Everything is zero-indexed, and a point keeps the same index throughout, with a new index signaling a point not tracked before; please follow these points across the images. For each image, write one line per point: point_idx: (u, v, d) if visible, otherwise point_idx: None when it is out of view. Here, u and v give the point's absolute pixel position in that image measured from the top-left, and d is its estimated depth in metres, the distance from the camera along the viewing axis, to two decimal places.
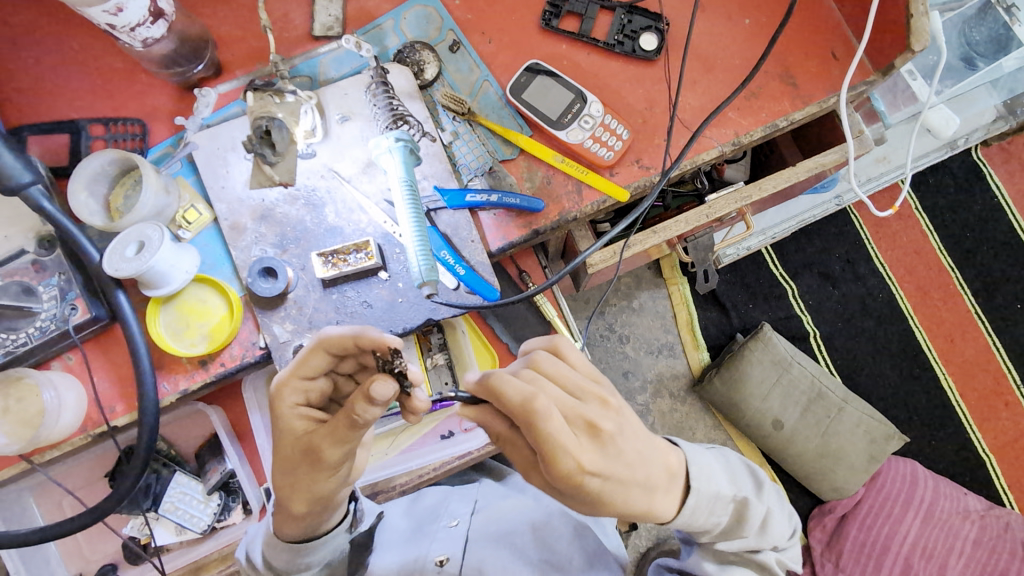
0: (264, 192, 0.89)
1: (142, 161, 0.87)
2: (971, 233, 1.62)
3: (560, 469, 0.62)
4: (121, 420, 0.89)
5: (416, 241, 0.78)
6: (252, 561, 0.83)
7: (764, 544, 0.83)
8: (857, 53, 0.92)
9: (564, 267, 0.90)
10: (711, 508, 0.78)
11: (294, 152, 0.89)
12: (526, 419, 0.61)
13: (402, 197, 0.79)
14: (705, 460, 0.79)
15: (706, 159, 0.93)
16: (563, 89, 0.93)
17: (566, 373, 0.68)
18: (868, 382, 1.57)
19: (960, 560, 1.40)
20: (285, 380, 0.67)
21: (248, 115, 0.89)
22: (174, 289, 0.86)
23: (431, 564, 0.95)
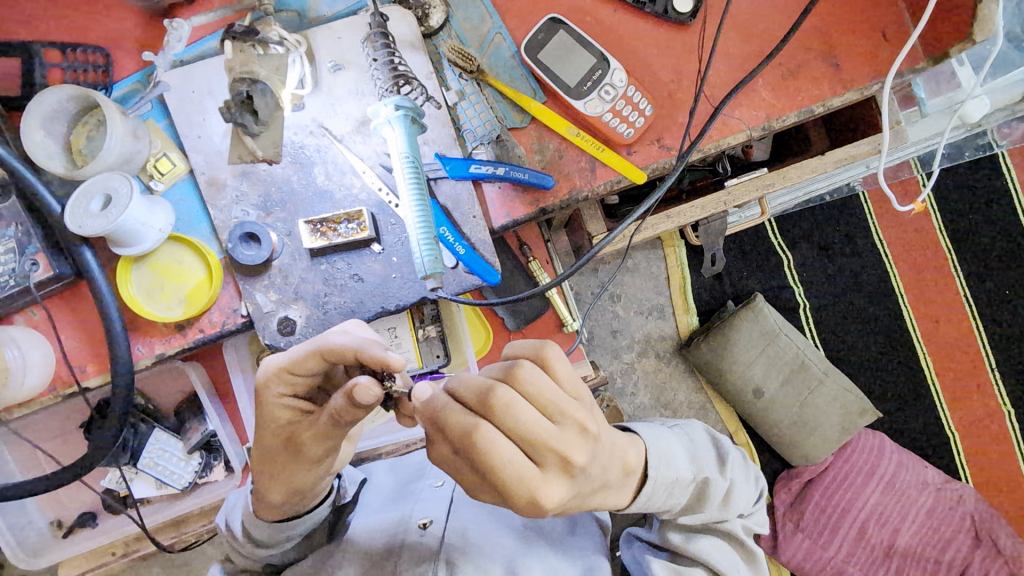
0: (241, 163, 0.80)
1: (105, 100, 0.77)
2: (976, 215, 1.52)
3: (513, 501, 0.56)
4: (93, 382, 0.83)
5: (416, 221, 0.71)
6: (234, 532, 0.81)
7: (727, 514, 0.80)
8: (912, 36, 0.83)
9: (580, 259, 0.83)
10: (669, 492, 0.72)
11: (278, 120, 0.80)
12: (470, 452, 0.55)
13: (404, 173, 0.72)
14: (663, 443, 0.73)
15: (731, 142, 0.86)
16: (583, 50, 0.83)
17: (550, 395, 0.57)
18: (851, 356, 1.55)
19: (911, 527, 1.45)
20: (273, 371, 0.65)
21: (227, 70, 0.80)
22: (147, 248, 0.79)
23: (414, 526, 0.85)
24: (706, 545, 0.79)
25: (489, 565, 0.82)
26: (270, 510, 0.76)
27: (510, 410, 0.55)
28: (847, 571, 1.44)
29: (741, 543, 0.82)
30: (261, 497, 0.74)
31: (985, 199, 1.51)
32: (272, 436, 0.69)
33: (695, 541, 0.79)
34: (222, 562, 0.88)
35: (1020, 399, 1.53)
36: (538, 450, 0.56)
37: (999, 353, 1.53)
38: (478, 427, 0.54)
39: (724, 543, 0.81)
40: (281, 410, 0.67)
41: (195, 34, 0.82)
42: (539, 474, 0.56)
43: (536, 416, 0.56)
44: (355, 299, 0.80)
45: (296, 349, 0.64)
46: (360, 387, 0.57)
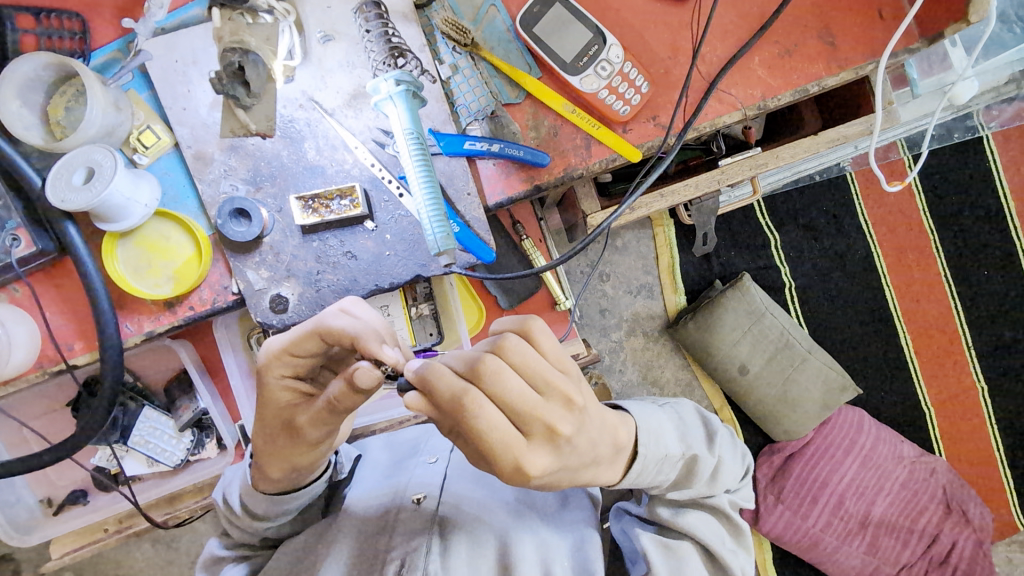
0: (232, 137, 0.78)
1: (84, 69, 0.75)
2: (958, 196, 1.54)
3: (499, 468, 0.56)
4: (80, 360, 0.82)
5: (426, 197, 0.72)
6: (230, 505, 0.82)
7: (714, 489, 0.82)
8: (908, 15, 0.83)
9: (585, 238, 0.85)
10: (658, 468, 0.74)
11: (271, 92, 0.78)
12: (458, 418, 0.55)
13: (408, 151, 0.72)
14: (653, 421, 0.74)
15: (727, 121, 0.86)
16: (580, 25, 0.82)
17: (536, 366, 0.58)
18: (833, 335, 1.58)
19: (886, 498, 1.50)
20: (275, 353, 0.65)
21: (217, 40, 0.77)
22: (133, 224, 0.77)
23: (408, 501, 0.86)
24: (694, 519, 0.82)
25: (482, 538, 0.83)
26: (268, 484, 0.77)
27: (497, 378, 0.56)
28: (823, 540, 1.49)
29: (729, 517, 0.84)
30: (262, 471, 0.75)
31: (969, 180, 1.53)
32: (268, 414, 0.69)
33: (683, 515, 0.82)
34: (220, 537, 0.89)
35: (994, 376, 1.58)
36: (525, 419, 0.57)
37: (976, 331, 1.57)
38: (466, 393, 0.55)
39: (713, 517, 0.83)
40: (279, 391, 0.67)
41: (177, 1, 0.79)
42: (525, 443, 0.56)
43: (523, 386, 0.56)
44: (348, 277, 0.80)
45: (296, 330, 0.64)
46: (361, 370, 0.57)
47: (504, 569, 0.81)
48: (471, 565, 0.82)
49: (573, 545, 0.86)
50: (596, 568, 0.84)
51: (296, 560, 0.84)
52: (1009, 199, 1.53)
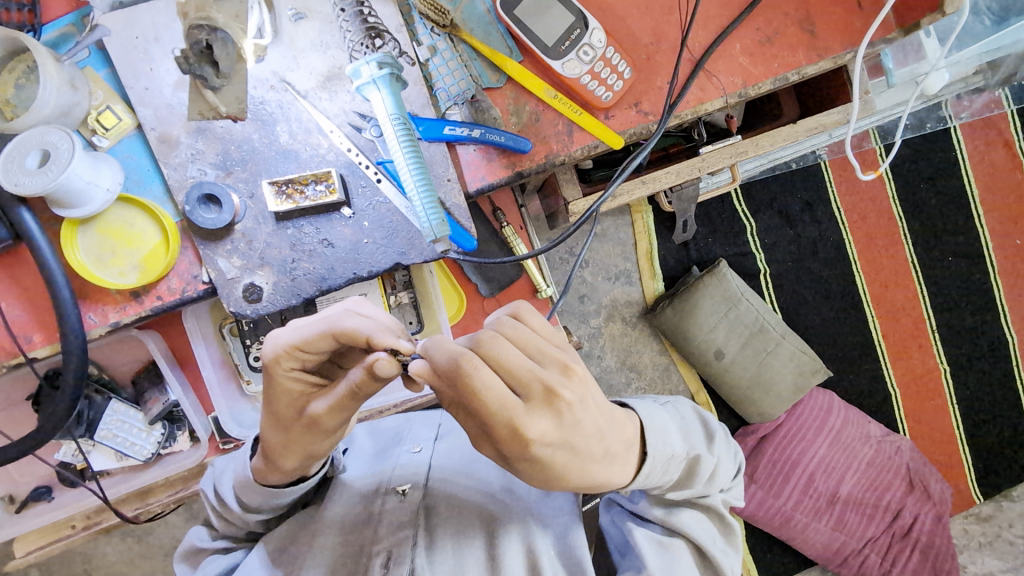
0: (203, 121, 0.75)
1: (36, 44, 0.70)
2: (926, 184, 1.58)
3: (497, 430, 0.54)
4: (41, 353, 0.78)
5: (418, 184, 0.72)
6: (223, 500, 0.80)
7: (710, 489, 0.83)
8: (886, 5, 0.84)
9: (573, 225, 0.86)
10: (665, 470, 0.73)
11: (242, 73, 0.75)
12: (454, 382, 0.54)
13: (396, 137, 0.72)
14: (659, 420, 0.74)
15: (708, 109, 0.85)
16: (562, 8, 0.80)
17: (530, 339, 0.59)
18: (806, 320, 1.61)
19: (853, 477, 1.56)
20: (284, 347, 0.62)
21: (182, 16, 0.74)
22: (95, 210, 0.73)
23: (392, 492, 0.86)
24: (688, 518, 0.83)
25: (467, 525, 0.83)
26: (276, 475, 0.74)
27: (495, 344, 0.56)
28: (793, 518, 1.54)
29: (720, 517, 0.85)
30: (269, 461, 0.73)
31: (936, 168, 1.57)
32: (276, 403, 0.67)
33: (677, 514, 0.82)
34: (204, 528, 0.88)
35: (955, 358, 1.64)
36: (523, 383, 0.55)
37: (940, 315, 1.63)
38: (462, 353, 0.54)
39: (705, 517, 0.84)
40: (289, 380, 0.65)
41: None
42: (522, 406, 0.54)
43: (520, 355, 0.57)
44: (325, 265, 0.78)
45: (308, 327, 0.62)
46: (382, 361, 0.55)
47: (488, 558, 0.81)
48: (456, 551, 0.82)
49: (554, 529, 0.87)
50: (584, 556, 0.83)
51: (278, 550, 0.82)
52: (973, 187, 1.58)
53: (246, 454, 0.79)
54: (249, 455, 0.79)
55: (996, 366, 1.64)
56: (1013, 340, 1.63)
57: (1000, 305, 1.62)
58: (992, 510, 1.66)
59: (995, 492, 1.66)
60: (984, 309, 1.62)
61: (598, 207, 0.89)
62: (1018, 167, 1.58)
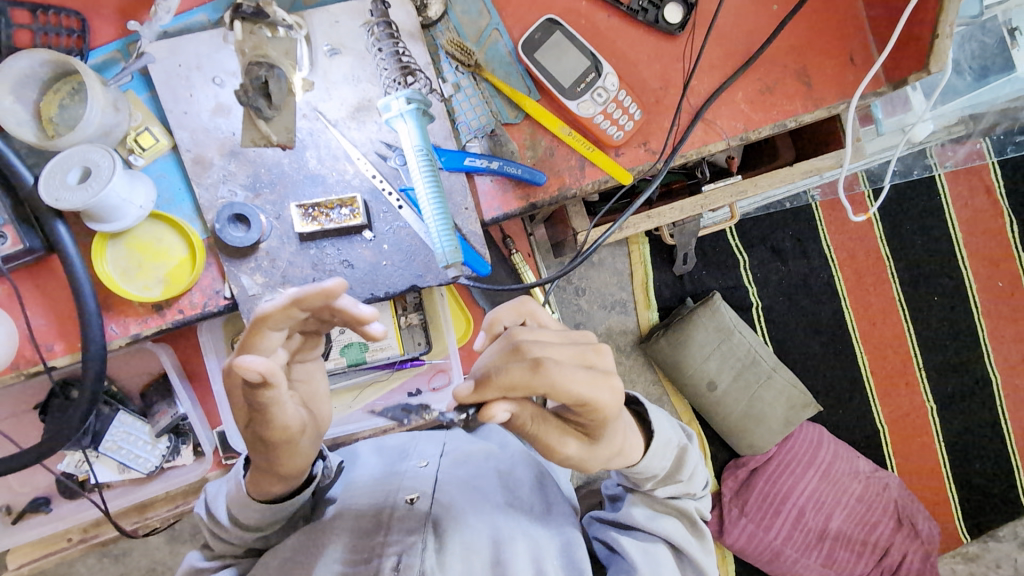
0: (260, 151, 0.79)
1: (84, 68, 0.73)
2: (912, 226, 1.65)
3: (602, 406, 0.61)
4: (61, 361, 0.80)
5: (435, 213, 0.74)
6: (216, 520, 0.81)
7: (690, 489, 0.88)
8: (877, 62, 0.90)
9: (580, 257, 0.91)
10: (664, 454, 0.80)
11: (292, 106, 0.78)
12: (547, 387, 0.59)
13: (418, 167, 0.74)
14: (656, 410, 0.84)
15: (711, 150, 0.91)
16: (579, 53, 0.86)
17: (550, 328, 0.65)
18: (796, 354, 1.66)
19: (843, 512, 1.58)
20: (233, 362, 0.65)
21: (239, 53, 0.76)
22: (127, 225, 0.76)
23: (401, 502, 0.86)
24: (667, 524, 0.86)
25: (476, 541, 0.85)
26: (270, 479, 0.76)
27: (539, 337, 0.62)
28: (784, 553, 1.55)
29: (695, 525, 0.88)
30: (267, 467, 0.73)
31: (922, 212, 1.64)
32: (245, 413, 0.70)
33: (657, 520, 0.86)
34: (200, 548, 0.88)
35: (941, 396, 1.68)
36: (585, 358, 0.63)
37: (925, 353, 1.68)
38: (532, 360, 0.59)
39: (681, 524, 0.88)
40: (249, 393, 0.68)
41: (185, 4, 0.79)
42: (599, 371, 0.63)
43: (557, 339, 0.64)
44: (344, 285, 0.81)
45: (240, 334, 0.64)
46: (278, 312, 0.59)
47: None
48: (465, 567, 0.83)
49: (557, 544, 0.89)
50: (584, 569, 0.88)
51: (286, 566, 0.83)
52: (957, 231, 1.65)
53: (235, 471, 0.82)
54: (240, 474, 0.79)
55: (981, 404, 1.69)
56: (996, 379, 1.68)
57: (984, 345, 1.68)
58: (978, 548, 1.69)
59: (980, 530, 1.69)
60: (968, 348, 1.68)
61: (605, 238, 0.94)
62: (1001, 212, 1.64)
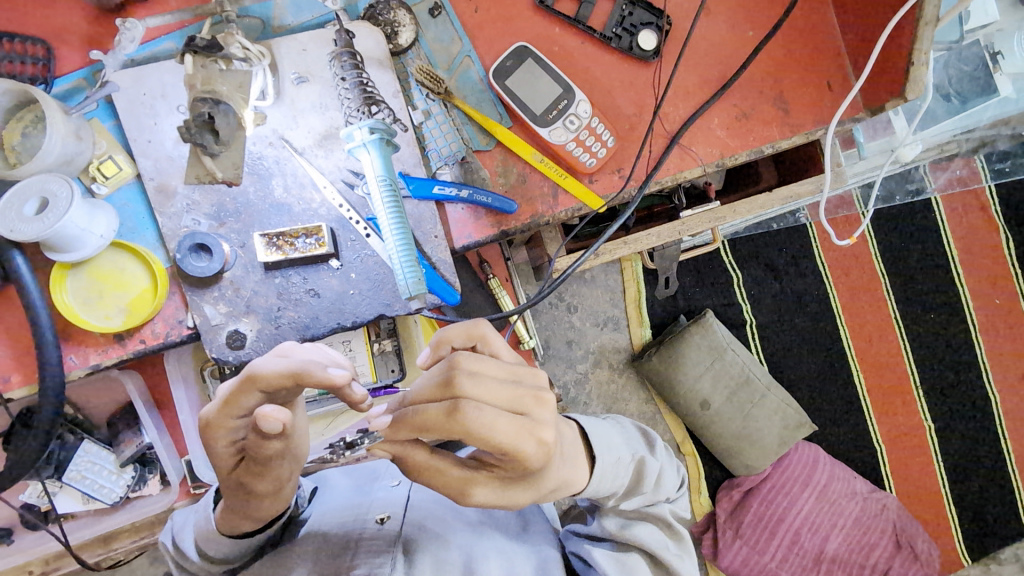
0: (199, 188, 0.77)
1: (44, 97, 0.72)
2: (906, 243, 1.63)
3: (522, 456, 0.59)
4: (18, 393, 0.78)
5: (397, 243, 0.71)
6: (183, 552, 0.80)
7: (658, 496, 0.86)
8: (853, 89, 0.89)
9: (557, 279, 0.90)
10: (615, 473, 0.78)
11: (241, 140, 0.78)
12: (463, 434, 0.56)
13: (382, 200, 0.71)
14: (601, 430, 0.80)
15: (687, 176, 0.90)
16: (551, 80, 0.85)
17: (495, 363, 0.61)
18: (790, 372, 1.63)
19: (840, 534, 1.55)
20: (215, 419, 0.67)
21: (188, 84, 0.77)
22: (86, 255, 0.74)
23: (371, 522, 0.85)
24: (642, 531, 0.84)
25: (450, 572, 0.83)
26: (241, 520, 0.75)
27: (472, 377, 0.58)
28: None
29: (670, 526, 0.87)
30: (242, 509, 0.74)
31: (916, 229, 1.62)
32: (230, 459, 0.71)
33: (631, 528, 0.84)
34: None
35: (938, 415, 1.65)
36: (517, 403, 0.60)
37: (922, 372, 1.65)
38: (456, 404, 0.56)
39: (655, 527, 0.86)
40: (236, 442, 0.70)
41: (151, 32, 0.78)
42: (528, 421, 0.59)
43: (497, 375, 0.60)
44: (309, 314, 0.79)
45: (227, 389, 0.66)
46: (264, 416, 0.61)
47: None
48: None
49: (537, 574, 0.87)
50: None
51: None
52: (952, 247, 1.62)
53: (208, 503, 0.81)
54: (212, 506, 0.80)
55: (980, 424, 1.65)
56: (995, 397, 1.65)
57: (982, 363, 1.64)
58: (979, 571, 1.65)
59: (982, 553, 1.65)
60: (966, 366, 1.65)
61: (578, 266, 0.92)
62: (996, 229, 1.62)
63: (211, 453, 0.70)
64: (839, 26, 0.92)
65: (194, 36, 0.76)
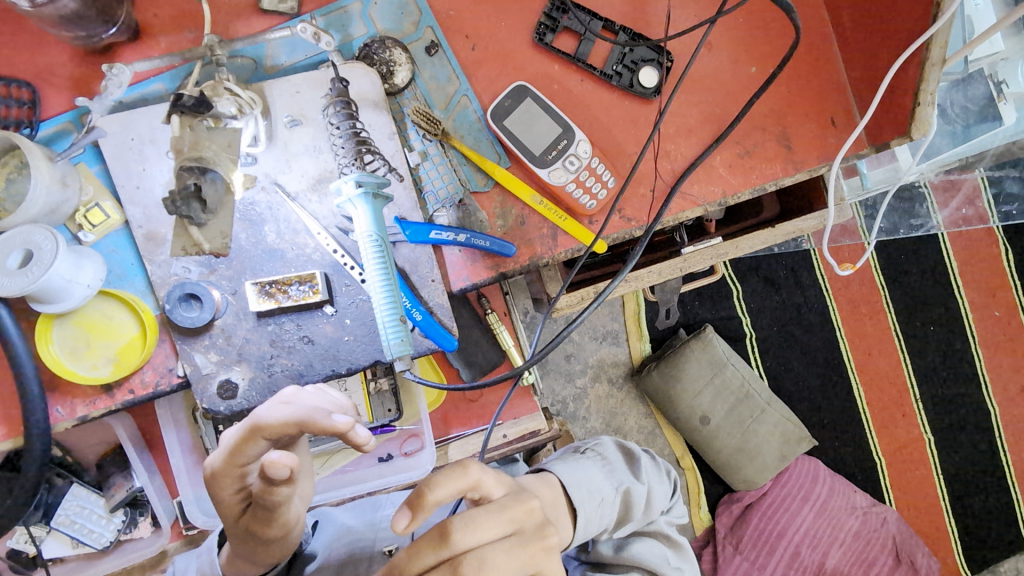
0: (184, 263, 0.75)
1: (28, 145, 0.70)
2: (906, 257, 1.60)
3: None
4: (3, 446, 0.76)
5: (383, 297, 0.68)
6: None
7: (651, 515, 0.85)
8: (857, 126, 0.88)
9: (552, 341, 0.85)
10: (601, 514, 0.77)
11: (228, 206, 0.76)
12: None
13: (369, 253, 0.69)
14: (580, 473, 0.78)
15: (688, 216, 0.88)
16: (550, 120, 0.83)
17: (493, 524, 0.54)
18: (790, 386, 1.62)
19: (840, 549, 1.53)
20: (220, 467, 0.66)
21: (177, 147, 0.75)
22: (72, 306, 0.72)
23: (379, 553, 0.83)
24: (640, 549, 0.82)
25: None
26: (248, 566, 0.73)
27: (480, 566, 0.52)
28: None
29: (668, 537, 0.86)
30: (249, 555, 0.73)
31: (916, 244, 1.60)
32: (238, 505, 0.70)
33: (629, 548, 0.82)
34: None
35: (939, 430, 1.64)
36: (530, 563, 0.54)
37: (922, 385, 1.63)
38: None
39: (656, 541, 0.85)
40: (243, 487, 0.69)
41: (139, 74, 0.76)
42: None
43: (500, 538, 0.54)
44: (303, 362, 0.77)
45: (232, 437, 0.65)
46: (269, 464, 0.58)
47: None
48: None
49: None
50: None
51: None
52: (952, 262, 1.61)
53: (213, 544, 0.77)
54: (217, 550, 0.76)
55: (980, 437, 1.64)
56: (994, 410, 1.64)
57: (982, 377, 1.63)
58: None
59: (982, 566, 1.64)
60: (967, 381, 1.63)
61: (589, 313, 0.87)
62: (995, 241, 1.60)
63: (218, 500, 0.70)
64: (843, 58, 0.91)
65: (180, 94, 0.73)
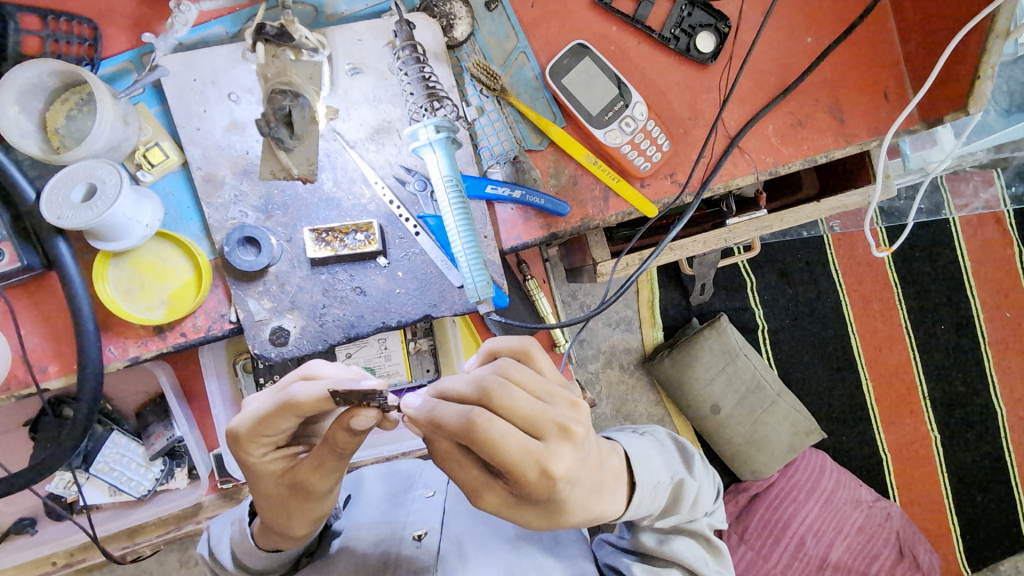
0: (239, 209, 0.75)
1: (94, 78, 0.70)
2: (920, 253, 1.61)
3: (523, 476, 0.56)
4: (54, 384, 0.76)
5: (465, 242, 0.71)
6: (221, 565, 0.75)
7: (695, 512, 0.83)
8: (912, 101, 0.88)
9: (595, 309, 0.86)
10: (653, 496, 0.75)
11: (315, 136, 0.76)
12: (470, 440, 0.55)
13: (448, 199, 0.71)
14: (639, 448, 0.76)
15: (739, 184, 0.88)
16: (608, 81, 0.83)
17: (528, 378, 0.61)
18: (800, 380, 1.62)
19: (843, 543, 1.50)
20: (248, 438, 0.63)
21: (263, 77, 0.75)
22: (132, 244, 0.72)
23: (408, 539, 0.85)
24: (680, 546, 0.81)
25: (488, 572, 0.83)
26: (281, 539, 0.71)
27: (506, 390, 0.57)
28: None
29: (708, 540, 0.84)
30: (277, 529, 0.70)
31: (932, 239, 1.61)
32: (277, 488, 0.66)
33: (669, 543, 0.81)
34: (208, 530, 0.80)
35: (946, 428, 1.64)
36: (537, 425, 0.57)
37: (931, 383, 1.64)
38: (473, 410, 0.55)
39: (694, 542, 0.82)
40: (270, 455, 0.66)
41: (202, 15, 0.76)
42: (542, 444, 0.56)
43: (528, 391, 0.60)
44: (354, 312, 0.77)
45: (262, 410, 0.61)
46: (359, 417, 0.57)
47: None
48: None
49: None
50: None
51: None
52: (967, 261, 1.61)
53: (246, 511, 0.76)
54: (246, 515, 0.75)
55: (984, 435, 1.64)
56: (1001, 410, 1.64)
57: (990, 376, 1.63)
58: None
59: (982, 564, 1.63)
60: (976, 379, 1.63)
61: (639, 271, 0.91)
62: (1010, 241, 1.60)
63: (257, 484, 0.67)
64: (898, 32, 0.90)
65: (264, 23, 0.73)
